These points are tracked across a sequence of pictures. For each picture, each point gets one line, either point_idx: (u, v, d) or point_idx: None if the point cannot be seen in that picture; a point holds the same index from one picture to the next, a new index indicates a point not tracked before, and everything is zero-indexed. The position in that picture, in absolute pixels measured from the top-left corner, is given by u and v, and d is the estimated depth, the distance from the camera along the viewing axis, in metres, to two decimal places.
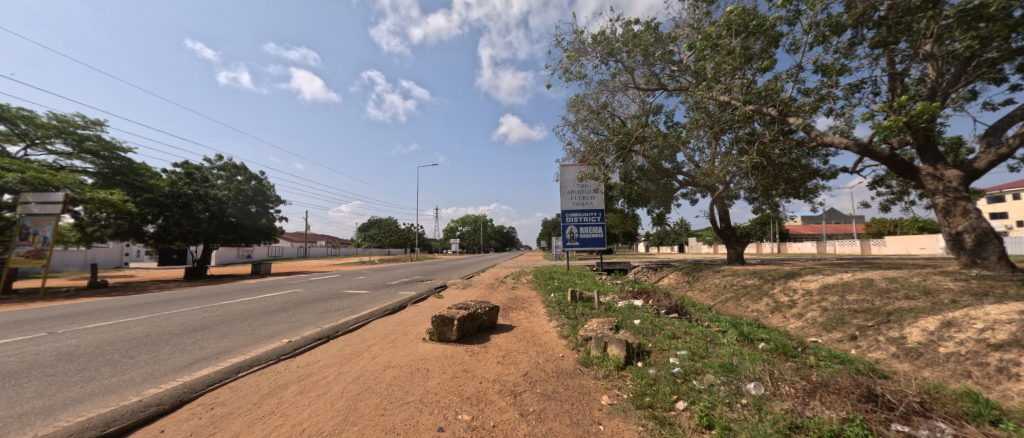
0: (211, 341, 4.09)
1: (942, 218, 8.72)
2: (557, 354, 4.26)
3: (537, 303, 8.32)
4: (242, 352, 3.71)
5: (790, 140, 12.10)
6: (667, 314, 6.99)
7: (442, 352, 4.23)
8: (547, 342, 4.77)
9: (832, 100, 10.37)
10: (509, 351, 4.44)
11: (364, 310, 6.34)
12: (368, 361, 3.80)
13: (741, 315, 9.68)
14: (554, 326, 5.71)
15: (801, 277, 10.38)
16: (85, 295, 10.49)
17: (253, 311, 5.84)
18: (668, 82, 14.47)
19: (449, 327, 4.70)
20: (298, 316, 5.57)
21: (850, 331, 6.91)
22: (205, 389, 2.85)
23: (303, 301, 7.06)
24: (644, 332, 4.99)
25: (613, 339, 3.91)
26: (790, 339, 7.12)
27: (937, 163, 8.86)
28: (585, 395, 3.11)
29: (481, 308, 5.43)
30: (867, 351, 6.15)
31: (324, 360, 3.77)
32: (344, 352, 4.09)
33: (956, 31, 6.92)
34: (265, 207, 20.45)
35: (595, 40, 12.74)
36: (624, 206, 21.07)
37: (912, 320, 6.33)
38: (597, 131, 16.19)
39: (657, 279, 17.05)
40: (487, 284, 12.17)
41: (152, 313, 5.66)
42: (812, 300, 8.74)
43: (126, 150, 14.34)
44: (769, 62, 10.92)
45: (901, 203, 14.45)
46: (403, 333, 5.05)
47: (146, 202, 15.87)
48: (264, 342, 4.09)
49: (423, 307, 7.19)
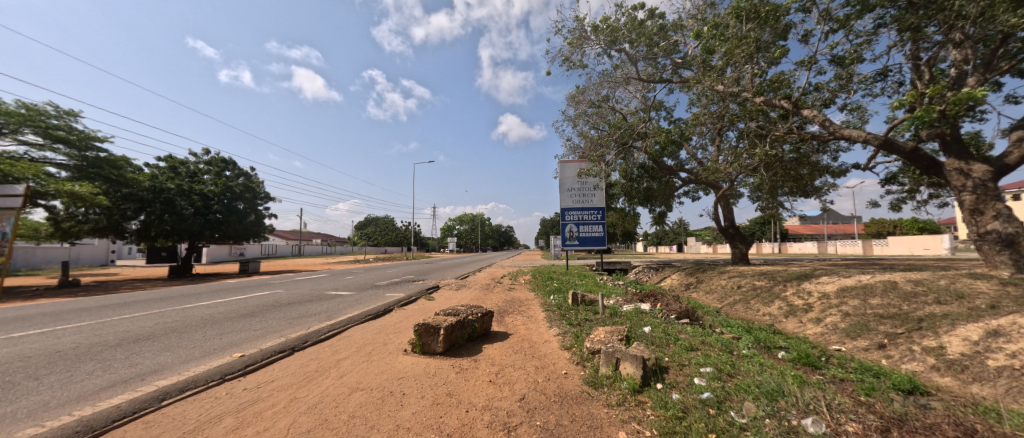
0: (149, 355, 3.44)
1: (969, 217, 8.19)
2: (559, 371, 3.63)
3: (536, 306, 7.66)
4: (175, 371, 3.03)
5: (803, 135, 11.47)
6: (677, 320, 6.40)
7: (424, 368, 3.58)
8: (547, 355, 4.14)
9: (849, 91, 9.76)
10: (505, 366, 3.82)
11: (343, 315, 5.67)
12: (332, 382, 3.16)
13: (752, 319, 9.07)
14: (554, 334, 5.08)
15: (815, 279, 9.82)
16: (48, 295, 9.76)
17: (215, 317, 5.16)
18: (672, 75, 13.86)
19: (435, 337, 4.06)
20: (266, 322, 4.90)
21: (877, 339, 6.32)
22: (108, 426, 2.22)
23: (277, 305, 6.36)
24: (657, 344, 4.37)
25: (627, 355, 3.28)
26: (812, 348, 6.52)
27: (964, 158, 8.28)
28: (596, 431, 2.48)
29: (473, 314, 4.81)
30: (900, 362, 5.58)
31: (277, 382, 3.09)
32: (307, 369, 3.43)
33: (997, 9, 6.30)
34: (253, 204, 19.70)
35: (597, 29, 12.14)
36: (625, 205, 20.45)
37: (949, 328, 5.77)
38: (597, 126, 15.54)
39: (659, 279, 16.47)
40: (481, 284, 11.56)
41: (100, 319, 5.00)
42: (830, 303, 8.15)
43: (101, 141, 13.51)
44: (782, 51, 10.30)
45: (912, 201, 13.92)
46: (383, 343, 4.41)
47: (125, 198, 15.13)
48: (214, 357, 3.44)
49: (410, 311, 6.51)
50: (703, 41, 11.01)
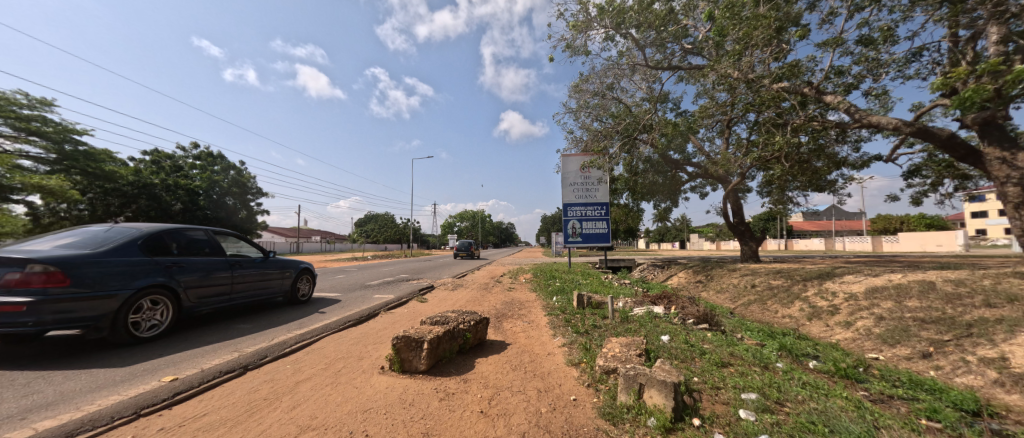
0: (57, 379, 2.77)
1: (1013, 210, 7.48)
2: (567, 397, 2.95)
3: (537, 309, 7.02)
4: (73, 405, 2.37)
5: (824, 123, 10.69)
6: (695, 325, 5.72)
7: (400, 394, 2.90)
8: (551, 374, 3.45)
9: (877, 74, 8.97)
10: (500, 388, 3.14)
11: (319, 322, 4.99)
12: (281, 417, 2.49)
13: (771, 322, 8.41)
14: (559, 345, 4.40)
15: (838, 278, 9.11)
16: None
17: (169, 325, 4.49)
18: (681, 62, 13.05)
19: (417, 352, 3.39)
20: (224, 332, 4.21)
21: (921, 347, 5.64)
22: None
23: (248, 310, 5.67)
24: (682, 358, 3.71)
25: (652, 380, 2.62)
26: (846, 356, 5.83)
27: (1008, 146, 7.51)
28: None
29: (464, 322, 4.13)
30: (952, 374, 4.91)
31: (209, 417, 2.43)
32: (254, 397, 2.76)
33: None
34: (242, 199, 19.40)
35: (603, 11, 11.39)
36: (629, 200, 19.71)
37: (1008, 335, 5.07)
38: (600, 118, 14.78)
39: (665, 278, 15.81)
40: (480, 284, 10.90)
41: None
42: (858, 305, 7.46)
43: (81, 133, 12.84)
44: (803, 32, 9.54)
45: (934, 194, 13.18)
46: (357, 359, 3.72)
47: (107, 193, 14.49)
48: (136, 382, 2.74)
49: (397, 316, 5.85)
50: (717, 23, 10.20)
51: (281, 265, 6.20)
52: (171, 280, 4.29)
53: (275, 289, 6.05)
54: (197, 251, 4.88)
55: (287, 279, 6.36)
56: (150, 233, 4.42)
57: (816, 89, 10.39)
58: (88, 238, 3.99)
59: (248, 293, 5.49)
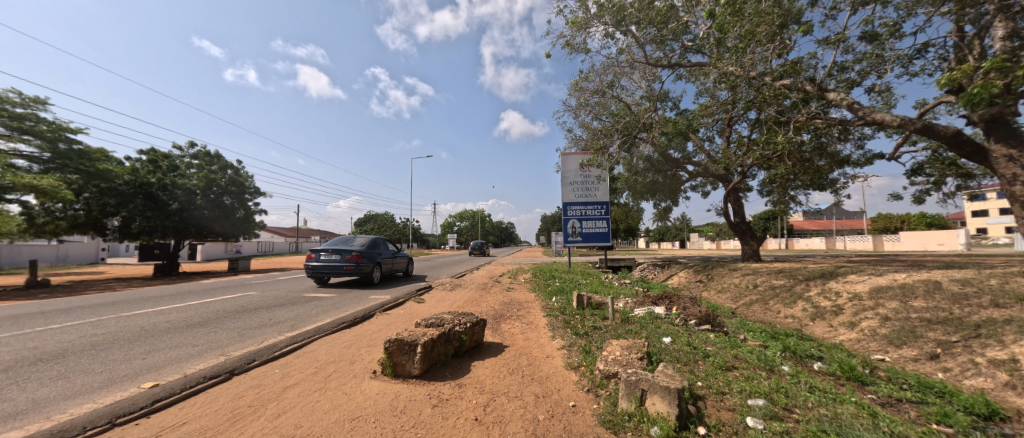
0: (31, 386, 2.64)
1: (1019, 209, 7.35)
2: (566, 403, 2.82)
3: (536, 310, 6.90)
4: (43, 415, 2.25)
5: (827, 121, 10.55)
6: (697, 326, 5.60)
7: (390, 401, 2.77)
8: (549, 379, 3.32)
9: (881, 70, 8.83)
10: (496, 394, 3.02)
11: (311, 324, 4.86)
12: (264, 426, 2.36)
13: (774, 322, 8.30)
14: (557, 347, 4.27)
15: (842, 277, 8.98)
16: (9, 296, 9.07)
17: (157, 327, 4.36)
18: (681, 59, 12.92)
19: (410, 356, 3.26)
20: (212, 335, 4.08)
21: (928, 348, 5.52)
22: None
23: (239, 311, 5.54)
24: (684, 362, 3.60)
25: (654, 386, 2.50)
26: (851, 357, 5.71)
27: (1016, 143, 7.37)
28: None
29: (460, 325, 4.01)
30: (961, 377, 4.79)
31: (188, 427, 2.30)
32: (238, 405, 2.63)
33: None
34: (241, 199, 19.00)
35: (602, 7, 11.24)
36: (629, 199, 19.57)
37: (1018, 336, 4.94)
38: (600, 116, 14.65)
39: (665, 277, 15.70)
40: (479, 284, 10.77)
41: (19, 331, 4.21)
42: (863, 305, 7.34)
43: (75, 132, 12.68)
44: (805, 28, 9.40)
45: (936, 193, 13.04)
46: (348, 363, 3.59)
47: (103, 192, 14.44)
48: (113, 389, 2.62)
49: (393, 317, 5.72)
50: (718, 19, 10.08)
51: (403, 255, 12.16)
52: (379, 261, 10.25)
53: (401, 267, 11.88)
54: (378, 247, 10.60)
55: (403, 262, 12.10)
56: (367, 240, 10.27)
57: (819, 86, 10.27)
58: (350, 243, 9.82)
59: (394, 268, 11.28)
